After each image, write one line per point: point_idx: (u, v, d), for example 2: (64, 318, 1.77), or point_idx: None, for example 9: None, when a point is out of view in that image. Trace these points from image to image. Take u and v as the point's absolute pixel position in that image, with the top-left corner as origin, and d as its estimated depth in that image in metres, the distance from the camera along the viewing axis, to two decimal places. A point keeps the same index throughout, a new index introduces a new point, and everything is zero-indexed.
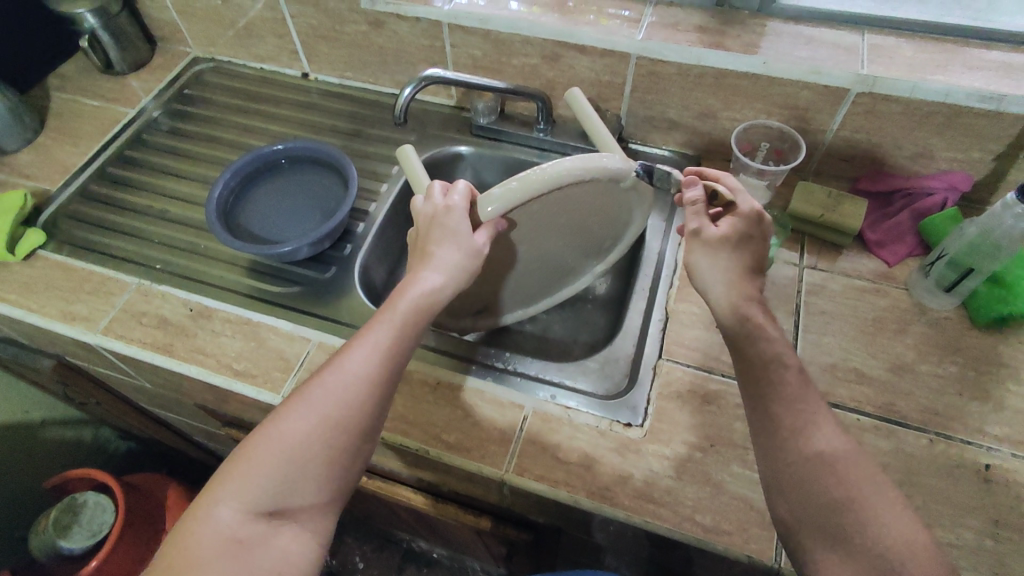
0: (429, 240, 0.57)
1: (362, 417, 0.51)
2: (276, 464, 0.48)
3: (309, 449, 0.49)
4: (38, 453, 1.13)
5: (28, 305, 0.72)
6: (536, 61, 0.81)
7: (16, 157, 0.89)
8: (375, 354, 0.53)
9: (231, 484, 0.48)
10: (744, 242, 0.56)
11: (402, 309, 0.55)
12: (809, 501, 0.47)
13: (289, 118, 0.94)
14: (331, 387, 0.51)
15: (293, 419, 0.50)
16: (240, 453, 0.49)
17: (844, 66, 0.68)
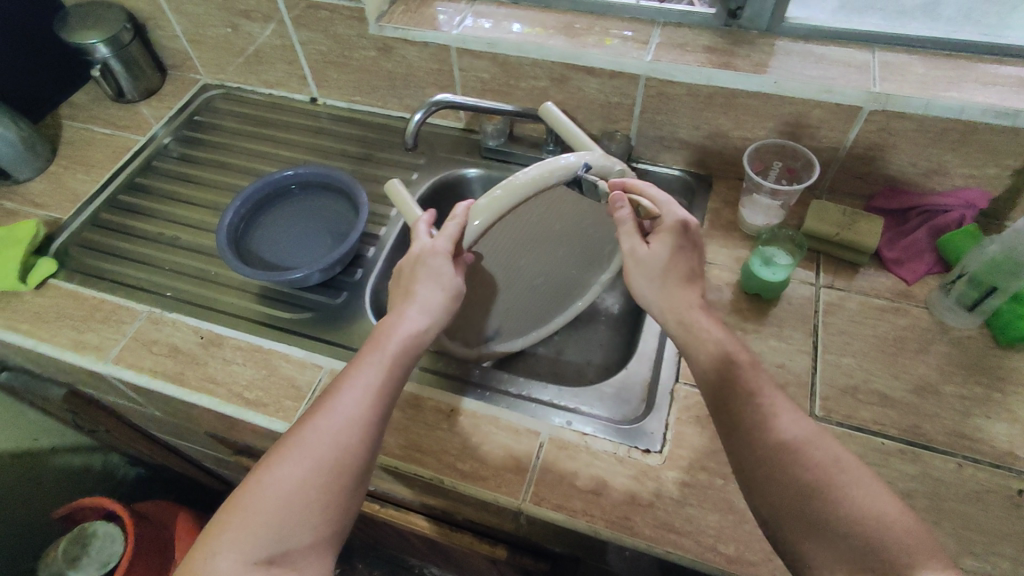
0: (411, 282, 0.57)
1: (356, 458, 0.50)
2: (273, 509, 0.48)
3: (304, 493, 0.48)
4: (45, 481, 1.12)
5: (38, 335, 0.72)
6: (545, 84, 0.81)
7: (28, 186, 0.89)
8: (366, 395, 0.53)
9: (230, 534, 0.47)
10: (672, 254, 0.57)
11: (390, 348, 0.55)
12: (792, 493, 0.46)
13: (299, 143, 0.95)
14: (323, 431, 0.51)
15: (288, 463, 0.49)
16: (236, 501, 0.49)
17: (855, 84, 0.67)
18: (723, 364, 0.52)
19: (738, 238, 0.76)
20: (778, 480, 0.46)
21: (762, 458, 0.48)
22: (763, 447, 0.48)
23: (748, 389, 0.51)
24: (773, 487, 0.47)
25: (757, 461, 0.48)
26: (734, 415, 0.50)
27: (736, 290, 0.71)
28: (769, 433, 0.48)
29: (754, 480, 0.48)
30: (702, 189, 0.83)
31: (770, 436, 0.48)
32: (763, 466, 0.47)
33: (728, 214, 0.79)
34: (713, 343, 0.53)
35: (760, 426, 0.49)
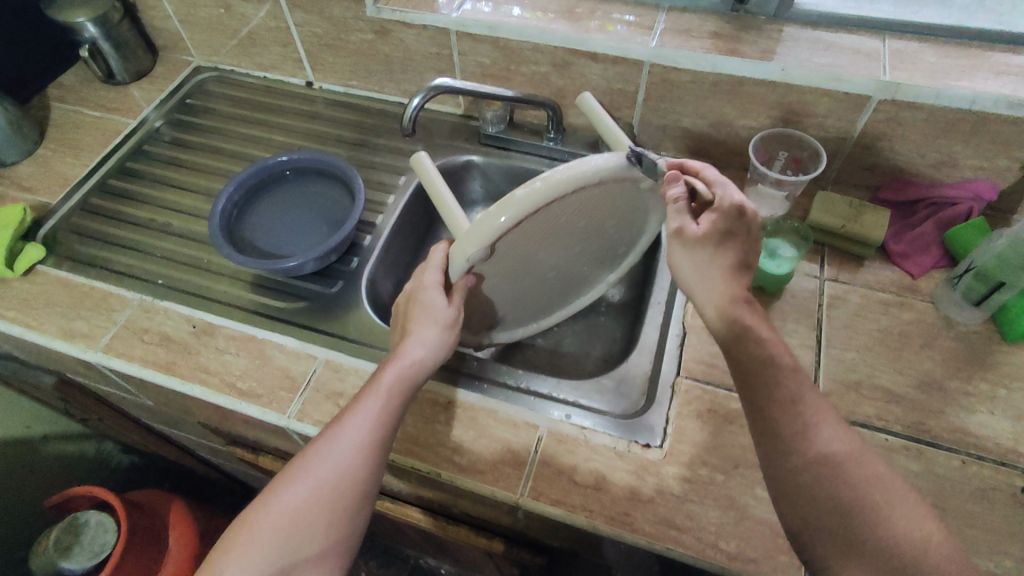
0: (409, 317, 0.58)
1: (356, 485, 0.50)
2: (271, 539, 0.47)
3: (304, 519, 0.48)
4: (38, 469, 1.10)
5: (27, 322, 0.71)
6: (546, 69, 0.79)
7: (15, 170, 0.87)
8: (366, 421, 0.52)
9: (232, 559, 0.47)
10: (721, 240, 0.54)
11: (388, 378, 0.54)
12: (825, 509, 0.45)
13: (294, 128, 0.93)
14: (322, 461, 0.50)
15: (286, 496, 0.49)
16: (237, 529, 0.49)
17: (865, 72, 0.66)
18: (752, 369, 0.51)
19: None
20: (810, 494, 0.46)
21: (795, 471, 0.47)
22: (795, 460, 0.47)
23: (782, 397, 0.49)
24: (804, 501, 0.46)
25: (789, 472, 0.47)
26: (767, 424, 0.49)
27: None
28: (801, 446, 0.47)
29: (785, 492, 0.47)
30: None
31: (803, 449, 0.47)
32: (795, 480, 0.47)
33: None
34: (736, 347, 0.52)
35: (793, 437, 0.48)
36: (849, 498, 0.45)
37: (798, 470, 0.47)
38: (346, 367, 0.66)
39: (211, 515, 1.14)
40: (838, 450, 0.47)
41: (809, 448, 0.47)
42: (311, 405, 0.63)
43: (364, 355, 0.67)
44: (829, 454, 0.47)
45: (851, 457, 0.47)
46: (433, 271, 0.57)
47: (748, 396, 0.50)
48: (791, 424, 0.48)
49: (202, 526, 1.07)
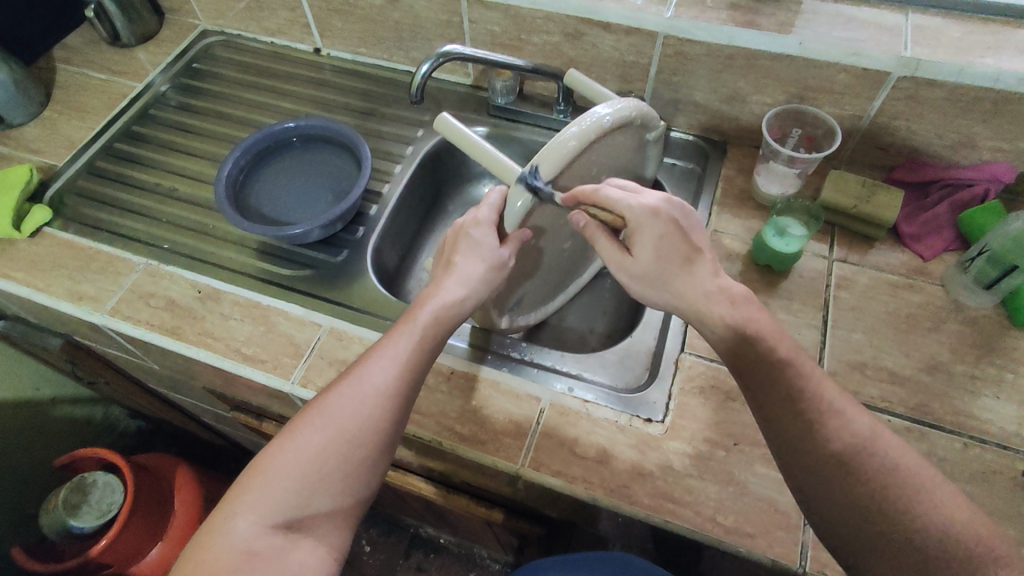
0: (455, 252, 0.59)
1: (380, 429, 0.50)
2: (293, 472, 0.47)
3: (326, 461, 0.48)
4: (47, 430, 1.12)
5: (34, 284, 0.71)
6: (558, 39, 0.77)
7: (22, 132, 0.87)
8: (394, 365, 0.52)
9: (252, 493, 0.47)
10: (659, 248, 0.53)
11: (423, 318, 0.55)
12: (842, 497, 0.46)
13: (301, 95, 0.91)
14: (350, 396, 0.51)
15: (312, 429, 0.49)
16: (258, 463, 0.49)
17: (885, 47, 0.64)
18: (761, 359, 0.50)
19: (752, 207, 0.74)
20: (826, 479, 0.46)
21: (810, 458, 0.47)
22: (811, 448, 0.47)
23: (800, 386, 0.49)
24: (821, 488, 0.47)
25: (804, 460, 0.47)
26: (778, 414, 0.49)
27: (747, 261, 0.70)
28: (816, 433, 0.47)
29: (802, 479, 0.48)
30: (716, 155, 0.80)
31: (819, 436, 0.47)
32: (811, 466, 0.47)
33: (742, 181, 0.77)
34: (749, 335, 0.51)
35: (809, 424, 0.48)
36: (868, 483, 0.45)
37: (814, 456, 0.47)
38: (350, 335, 0.66)
39: (216, 480, 1.16)
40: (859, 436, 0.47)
41: (826, 434, 0.47)
42: (315, 372, 0.63)
43: (369, 324, 0.68)
44: (848, 441, 0.47)
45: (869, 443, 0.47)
46: (487, 212, 0.59)
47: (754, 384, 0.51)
48: (804, 412, 0.48)
49: (207, 490, 1.09)
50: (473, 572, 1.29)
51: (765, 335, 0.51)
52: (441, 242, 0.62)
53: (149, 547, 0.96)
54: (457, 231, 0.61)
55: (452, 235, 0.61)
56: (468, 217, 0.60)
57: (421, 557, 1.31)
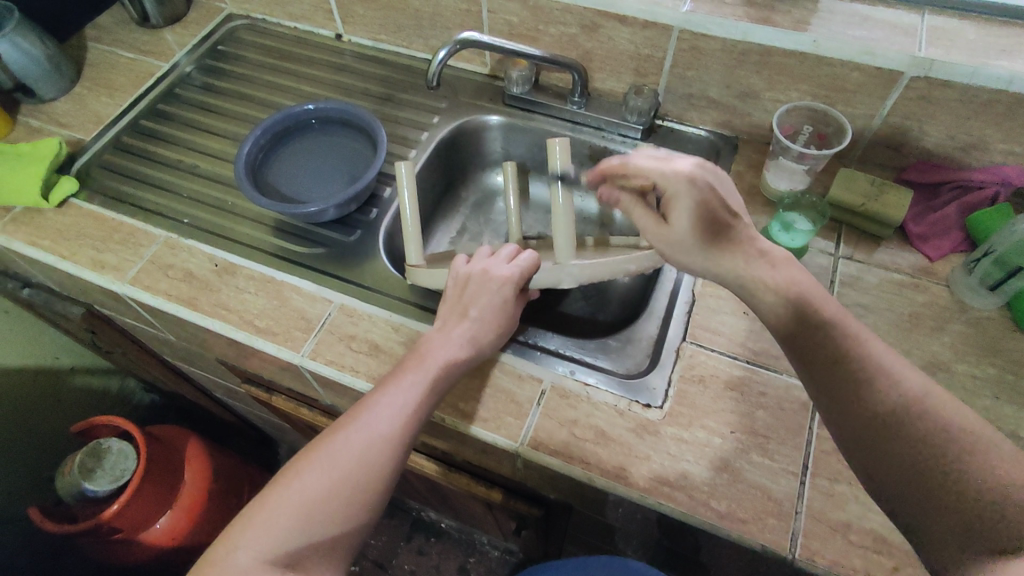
0: (473, 302, 0.60)
1: (381, 477, 0.51)
2: (296, 514, 0.48)
3: (327, 505, 0.49)
4: (65, 399, 1.16)
5: (58, 252, 0.73)
6: (575, 31, 0.78)
7: (52, 106, 0.90)
8: (399, 413, 0.53)
9: (253, 530, 0.47)
10: (694, 218, 0.51)
11: (432, 368, 0.56)
12: (894, 462, 0.43)
13: (321, 79, 0.93)
14: (356, 441, 0.52)
15: (316, 471, 0.50)
16: (263, 497, 0.50)
17: (900, 47, 0.64)
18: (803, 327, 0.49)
19: (760, 203, 0.74)
20: (879, 446, 0.44)
21: (859, 429, 0.45)
22: (858, 409, 0.45)
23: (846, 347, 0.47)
24: (878, 457, 0.44)
25: (852, 431, 0.46)
26: (815, 380, 0.48)
27: None
28: (860, 397, 0.45)
29: (858, 452, 0.46)
30: (727, 151, 0.81)
31: (865, 401, 0.45)
32: (859, 435, 0.45)
33: (753, 177, 0.77)
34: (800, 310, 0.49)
35: (855, 392, 0.46)
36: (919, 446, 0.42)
37: (856, 421, 0.45)
38: (360, 313, 0.68)
39: (226, 454, 1.19)
40: (908, 397, 0.44)
41: (874, 398, 0.45)
42: (324, 346, 0.65)
43: (378, 302, 0.69)
44: (893, 402, 0.44)
45: (926, 403, 0.44)
46: (506, 269, 0.61)
47: (799, 355, 0.49)
48: (850, 377, 0.46)
49: (217, 463, 1.12)
50: (472, 557, 1.30)
51: (811, 297, 0.50)
52: (458, 279, 0.62)
53: (158, 516, 0.99)
54: (481, 275, 0.61)
55: (475, 280, 0.61)
56: (496, 268, 0.61)
57: (422, 540, 1.33)
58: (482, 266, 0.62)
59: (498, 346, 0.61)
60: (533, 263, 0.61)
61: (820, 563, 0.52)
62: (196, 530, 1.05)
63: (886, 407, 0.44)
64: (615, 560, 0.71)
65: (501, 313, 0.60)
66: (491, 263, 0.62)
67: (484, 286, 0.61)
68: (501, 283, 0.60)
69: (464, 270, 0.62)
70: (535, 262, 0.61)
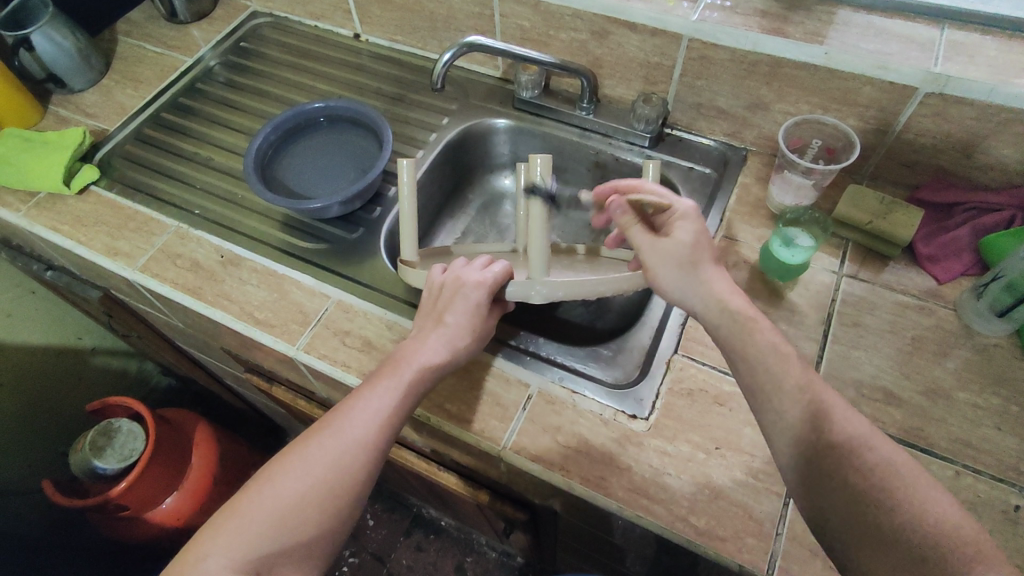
0: (447, 309, 0.60)
1: (355, 482, 0.52)
2: (268, 520, 0.49)
3: (300, 511, 0.50)
4: (85, 378, 1.20)
5: (76, 237, 0.77)
6: (585, 37, 0.78)
7: (81, 97, 0.93)
8: (373, 418, 0.54)
9: (224, 536, 0.48)
10: (696, 238, 0.53)
11: (406, 372, 0.57)
12: (849, 509, 0.43)
13: (338, 77, 0.95)
14: (328, 446, 0.53)
15: (289, 477, 0.51)
16: (236, 503, 0.51)
17: (914, 62, 0.63)
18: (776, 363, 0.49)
19: (765, 217, 0.73)
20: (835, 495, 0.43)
21: (816, 480, 0.44)
22: (819, 450, 0.45)
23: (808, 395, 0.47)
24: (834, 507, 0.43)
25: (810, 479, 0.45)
26: (780, 422, 0.47)
27: (753, 269, 0.69)
28: (819, 443, 0.45)
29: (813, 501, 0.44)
30: (735, 162, 0.80)
31: (823, 446, 0.45)
32: (816, 482, 0.44)
33: (759, 189, 0.76)
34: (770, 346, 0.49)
35: (814, 439, 0.45)
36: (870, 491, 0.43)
37: (814, 466, 0.45)
38: (356, 309, 0.69)
39: (234, 440, 1.22)
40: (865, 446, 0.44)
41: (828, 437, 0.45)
42: (318, 340, 0.67)
43: (375, 299, 0.70)
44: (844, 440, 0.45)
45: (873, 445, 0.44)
46: (476, 275, 0.61)
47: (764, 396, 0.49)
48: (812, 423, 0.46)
49: (224, 448, 1.16)
50: (470, 557, 1.31)
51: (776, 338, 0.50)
52: (433, 287, 0.63)
53: (165, 495, 1.03)
54: (454, 283, 0.62)
55: (449, 288, 0.62)
56: (468, 275, 0.61)
57: (421, 537, 1.34)
58: (456, 274, 0.62)
59: (475, 351, 0.61)
60: (505, 273, 0.61)
61: None
62: (202, 511, 1.08)
63: (842, 453, 0.44)
64: None
65: (477, 319, 0.60)
66: (464, 271, 0.62)
67: (458, 292, 0.61)
68: (474, 289, 0.60)
69: (438, 280, 0.63)
70: (508, 272, 0.62)
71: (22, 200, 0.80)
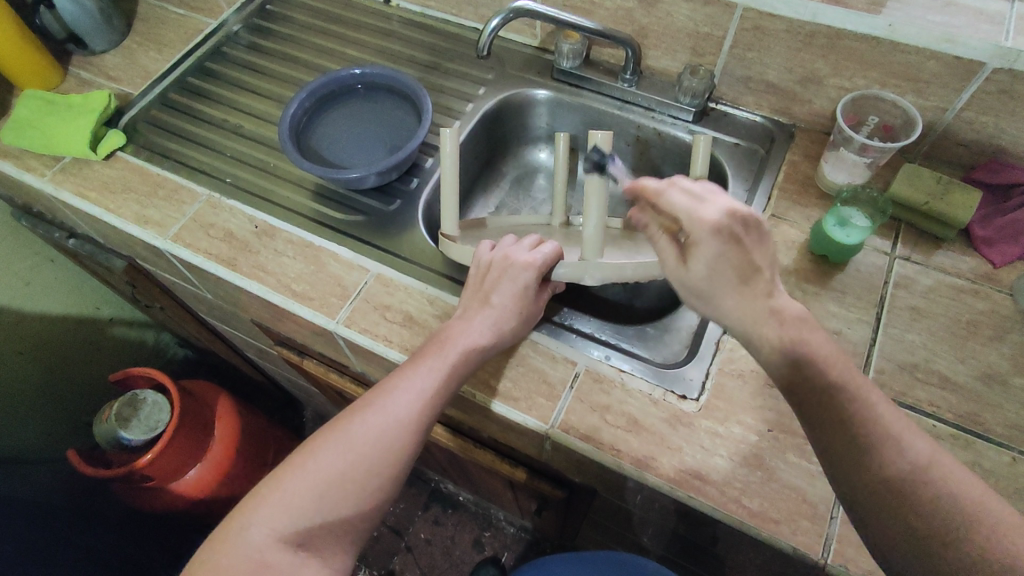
0: (494, 288, 0.58)
1: (397, 462, 0.51)
2: (310, 495, 0.48)
3: (342, 487, 0.49)
4: (104, 348, 1.20)
5: (105, 205, 0.75)
6: (632, 5, 0.75)
7: (102, 59, 0.90)
8: (418, 399, 0.53)
9: (268, 507, 0.48)
10: (716, 260, 0.42)
11: (451, 353, 0.55)
12: (908, 539, 0.42)
13: (368, 44, 0.92)
14: (372, 424, 0.51)
15: (331, 453, 0.50)
16: (278, 475, 0.50)
17: (983, 35, 0.60)
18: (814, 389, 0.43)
19: (814, 196, 0.72)
20: (898, 522, 0.42)
21: (872, 512, 0.43)
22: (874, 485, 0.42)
23: (857, 418, 0.43)
24: (894, 531, 0.42)
25: (863, 501, 0.43)
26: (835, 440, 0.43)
27: (803, 249, 0.67)
28: (870, 468, 0.42)
29: (862, 514, 0.44)
30: (782, 139, 0.77)
31: (875, 473, 0.42)
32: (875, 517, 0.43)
33: (808, 167, 0.74)
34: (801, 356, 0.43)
35: (864, 460, 0.42)
36: (941, 521, 0.41)
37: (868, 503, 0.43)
38: (396, 283, 0.67)
39: (255, 413, 1.21)
40: (934, 474, 0.42)
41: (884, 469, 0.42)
42: (359, 314, 0.65)
43: (415, 274, 0.69)
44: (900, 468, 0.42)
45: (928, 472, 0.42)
46: (526, 255, 0.59)
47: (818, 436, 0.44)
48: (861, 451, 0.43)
49: (245, 421, 1.15)
50: (487, 532, 1.32)
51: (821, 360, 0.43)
52: (480, 264, 0.61)
53: (190, 466, 1.03)
54: (503, 262, 0.60)
55: (497, 266, 0.59)
56: (518, 254, 0.59)
57: (439, 511, 1.35)
58: (505, 253, 0.60)
59: (519, 333, 0.60)
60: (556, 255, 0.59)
61: (854, 571, 0.51)
62: (224, 483, 1.08)
63: (905, 481, 0.42)
64: (616, 555, 0.77)
65: (524, 301, 0.58)
66: (513, 249, 0.60)
67: (506, 272, 0.59)
68: (523, 270, 0.58)
69: (487, 257, 0.61)
70: (559, 254, 0.60)
71: (46, 165, 0.78)
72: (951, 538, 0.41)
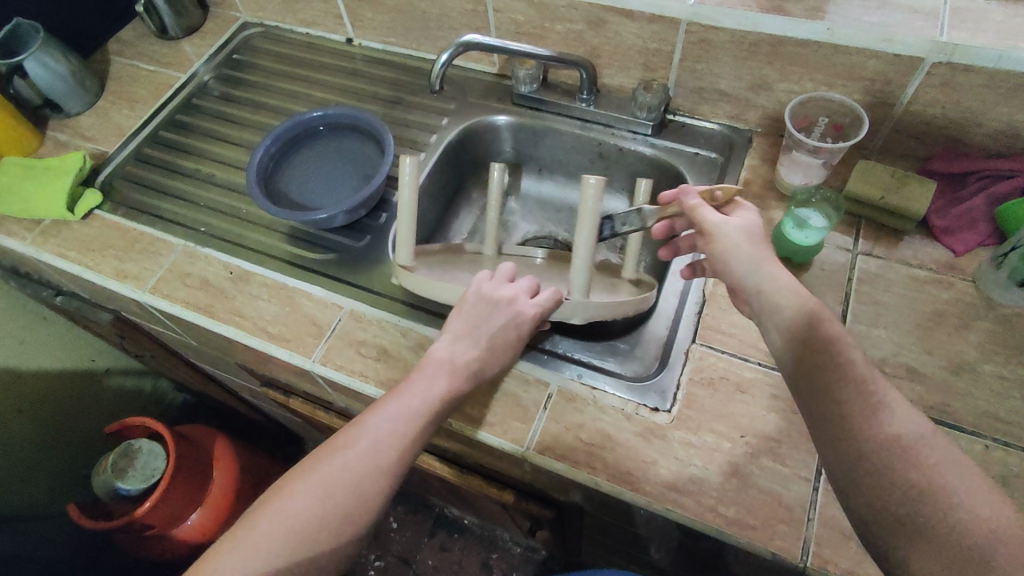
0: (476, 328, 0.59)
1: (371, 505, 0.52)
2: (282, 539, 0.49)
3: (315, 531, 0.49)
4: (103, 399, 1.21)
5: (85, 263, 0.76)
6: (581, 27, 0.77)
7: (78, 120, 0.93)
8: (397, 443, 0.53)
9: (240, 553, 0.48)
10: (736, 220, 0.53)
11: (431, 396, 0.56)
12: (887, 509, 0.39)
13: (334, 83, 0.94)
14: (349, 467, 0.52)
15: (306, 496, 0.50)
16: (251, 519, 0.50)
17: (919, 32, 0.61)
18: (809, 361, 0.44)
19: (774, 199, 0.73)
20: (919, 541, 0.38)
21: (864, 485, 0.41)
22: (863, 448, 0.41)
23: (871, 431, 0.41)
24: (917, 558, 0.38)
25: (881, 524, 0.40)
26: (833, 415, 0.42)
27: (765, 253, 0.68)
28: (887, 482, 0.40)
29: (877, 536, 0.40)
30: (740, 144, 0.79)
31: (861, 438, 0.41)
32: (864, 486, 0.40)
33: (767, 170, 0.75)
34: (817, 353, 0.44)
35: (880, 477, 0.40)
36: (943, 528, 0.38)
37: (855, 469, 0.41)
38: (369, 318, 0.69)
39: (253, 452, 1.22)
40: (947, 487, 0.39)
41: (879, 434, 0.41)
42: (334, 351, 0.66)
43: (387, 306, 0.70)
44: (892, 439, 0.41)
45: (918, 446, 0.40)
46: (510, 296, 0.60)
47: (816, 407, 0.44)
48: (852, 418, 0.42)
49: (244, 461, 1.16)
50: (494, 554, 1.31)
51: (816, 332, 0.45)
52: (465, 298, 0.61)
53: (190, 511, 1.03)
54: (487, 301, 0.60)
55: (482, 304, 0.60)
56: (504, 295, 0.60)
57: (445, 536, 1.35)
58: (490, 291, 0.61)
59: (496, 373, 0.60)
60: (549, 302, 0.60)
61: (833, 572, 0.51)
62: (226, 525, 1.09)
63: (916, 492, 0.39)
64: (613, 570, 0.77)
65: (504, 344, 0.59)
66: (498, 288, 0.61)
67: (489, 313, 0.59)
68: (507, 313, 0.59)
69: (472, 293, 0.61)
70: (552, 298, 0.60)
71: (27, 228, 0.80)
72: (938, 515, 0.38)
